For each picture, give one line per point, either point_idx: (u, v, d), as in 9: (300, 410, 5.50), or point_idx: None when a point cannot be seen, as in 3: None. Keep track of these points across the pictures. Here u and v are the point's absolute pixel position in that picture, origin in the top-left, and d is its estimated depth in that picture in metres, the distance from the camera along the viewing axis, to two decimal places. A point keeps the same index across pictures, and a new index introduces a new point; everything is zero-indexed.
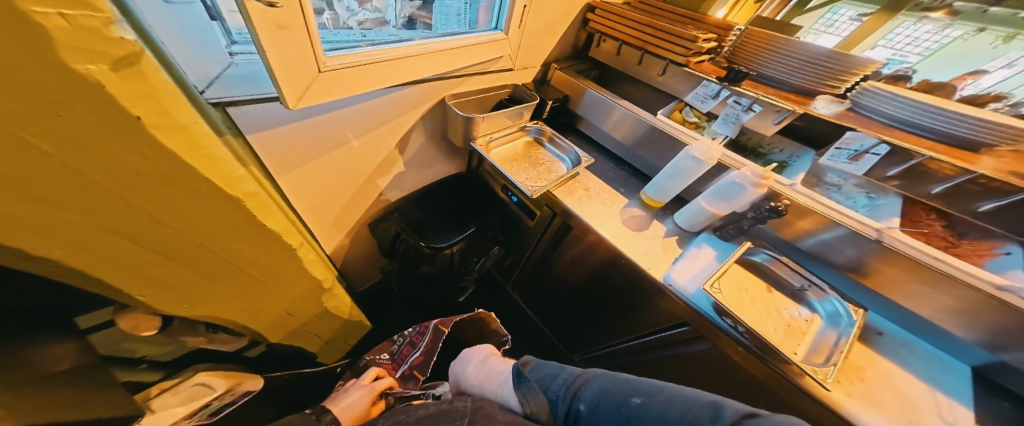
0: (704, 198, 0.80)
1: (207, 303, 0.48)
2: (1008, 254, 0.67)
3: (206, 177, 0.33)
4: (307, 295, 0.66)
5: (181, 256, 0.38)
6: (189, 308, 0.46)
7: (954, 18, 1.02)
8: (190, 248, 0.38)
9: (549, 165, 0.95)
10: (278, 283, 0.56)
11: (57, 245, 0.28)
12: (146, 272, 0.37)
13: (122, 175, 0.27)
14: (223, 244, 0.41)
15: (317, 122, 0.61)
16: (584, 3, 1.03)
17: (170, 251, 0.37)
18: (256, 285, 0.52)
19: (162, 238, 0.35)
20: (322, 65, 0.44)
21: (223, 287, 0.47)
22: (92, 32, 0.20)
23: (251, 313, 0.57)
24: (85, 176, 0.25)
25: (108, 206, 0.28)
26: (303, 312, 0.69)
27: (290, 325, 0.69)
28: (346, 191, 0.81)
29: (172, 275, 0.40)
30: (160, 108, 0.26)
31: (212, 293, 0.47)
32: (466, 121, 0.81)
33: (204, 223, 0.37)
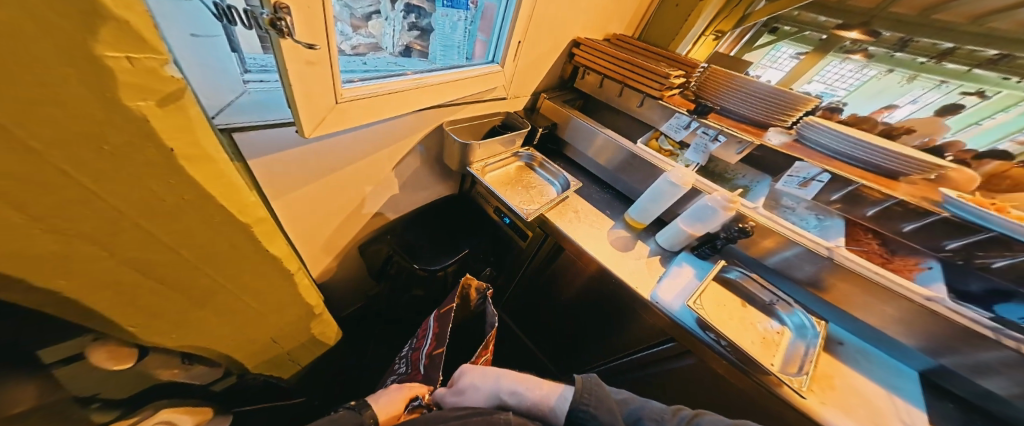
0: (682, 220, 0.87)
1: (193, 330, 0.45)
2: (930, 269, 0.79)
3: (222, 203, 0.33)
4: (296, 322, 0.62)
5: (178, 281, 0.37)
6: (174, 333, 0.44)
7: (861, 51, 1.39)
8: (191, 273, 0.37)
9: (540, 189, 0.99)
10: (271, 310, 0.54)
11: (58, 269, 0.27)
12: (142, 298, 0.36)
13: (145, 201, 0.28)
14: (224, 269, 0.40)
15: (319, 148, 0.61)
16: (570, 40, 1.12)
17: (171, 276, 0.36)
18: (247, 312, 0.50)
19: (166, 262, 0.34)
20: (340, 97, 0.45)
21: (214, 315, 0.45)
22: (150, 72, 0.22)
23: (237, 340, 0.54)
24: (111, 203, 0.26)
25: (123, 230, 0.29)
26: (290, 339, 0.66)
27: (274, 352, 0.65)
28: (338, 214, 0.80)
29: (165, 299, 0.38)
30: (193, 139, 0.28)
31: (201, 320, 0.45)
32: (463, 146, 0.84)
33: (211, 248, 0.37)
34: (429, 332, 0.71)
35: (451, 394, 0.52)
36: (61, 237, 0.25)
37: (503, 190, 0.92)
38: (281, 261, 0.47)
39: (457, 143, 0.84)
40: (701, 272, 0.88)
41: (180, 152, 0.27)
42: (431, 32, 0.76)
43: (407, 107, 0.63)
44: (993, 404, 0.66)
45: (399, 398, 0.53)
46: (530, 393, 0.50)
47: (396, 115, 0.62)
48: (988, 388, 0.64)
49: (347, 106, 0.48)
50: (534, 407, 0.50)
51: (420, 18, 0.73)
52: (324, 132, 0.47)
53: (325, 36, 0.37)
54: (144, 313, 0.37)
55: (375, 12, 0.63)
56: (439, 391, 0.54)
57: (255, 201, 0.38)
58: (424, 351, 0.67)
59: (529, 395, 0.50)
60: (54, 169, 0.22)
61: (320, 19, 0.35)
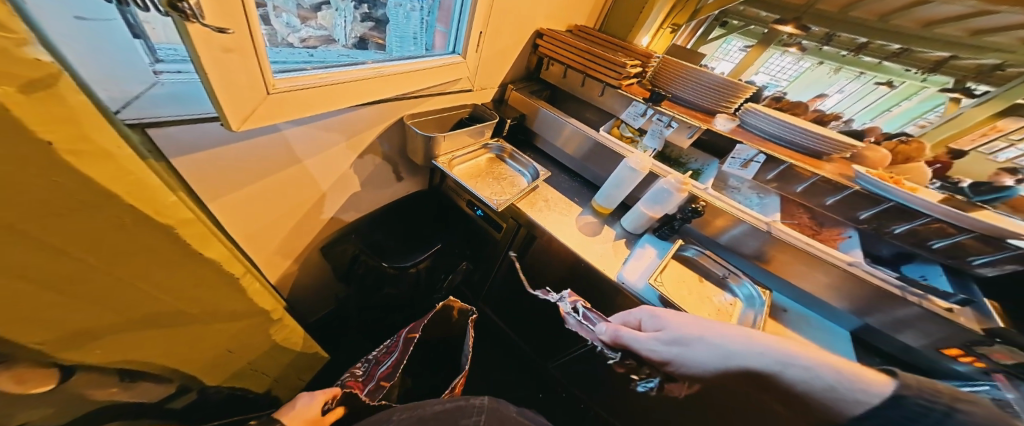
0: (643, 204, 0.91)
1: (119, 351, 0.40)
2: (850, 237, 0.91)
3: (133, 204, 0.29)
4: (252, 330, 0.57)
5: (89, 298, 0.32)
6: (93, 358, 0.38)
7: (805, 52, 1.83)
8: (103, 285, 0.32)
9: (510, 181, 0.99)
10: (218, 317, 0.48)
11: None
12: (51, 320, 0.30)
13: (32, 212, 0.23)
14: (147, 279, 0.36)
15: (258, 143, 0.56)
16: (533, 30, 1.11)
17: (83, 292, 0.31)
18: (184, 326, 0.45)
19: (63, 283, 0.29)
20: (272, 87, 0.41)
21: (143, 326, 0.40)
22: (5, 55, 0.18)
23: (180, 353, 0.48)
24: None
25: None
26: (249, 348, 0.60)
27: (232, 363, 0.59)
28: (291, 215, 0.74)
29: (73, 323, 0.32)
30: (78, 131, 0.23)
31: (128, 336, 0.39)
32: (427, 140, 0.81)
33: (126, 256, 0.32)
34: (395, 349, 0.65)
35: (654, 341, 0.51)
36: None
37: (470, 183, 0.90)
38: (221, 267, 0.42)
39: (420, 137, 0.81)
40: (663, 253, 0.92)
41: (71, 151, 0.23)
42: (387, 23, 0.72)
43: (360, 101, 0.59)
44: (908, 355, 0.78)
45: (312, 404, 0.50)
46: (829, 369, 0.36)
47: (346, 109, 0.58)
48: (905, 342, 0.75)
49: (284, 98, 0.44)
50: (805, 398, 0.37)
51: (374, 8, 0.68)
52: (258, 127, 0.43)
53: (242, 19, 0.33)
54: (61, 335, 0.32)
55: (325, 2, 0.57)
56: (627, 335, 0.55)
57: (177, 200, 0.33)
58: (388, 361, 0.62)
59: (810, 365, 0.37)
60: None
61: (235, 2, 0.31)
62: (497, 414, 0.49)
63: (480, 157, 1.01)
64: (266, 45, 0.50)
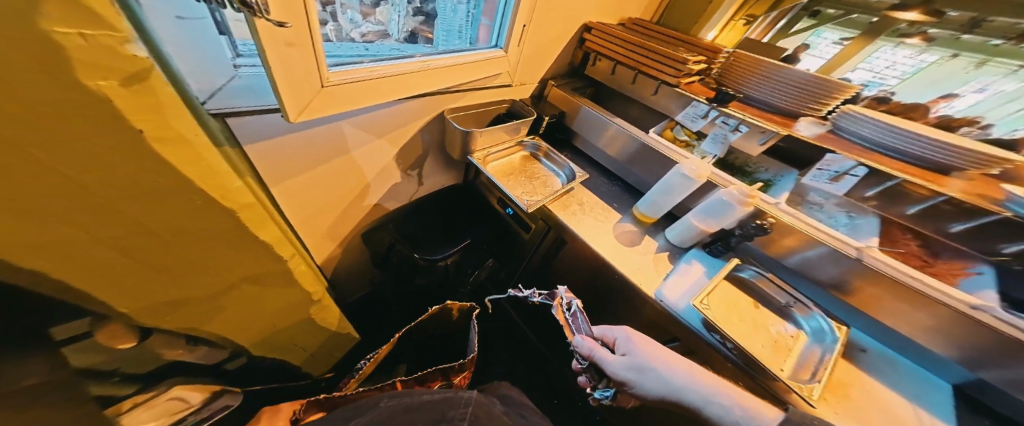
0: (693, 215, 0.82)
1: (185, 322, 0.45)
2: (980, 274, 0.70)
3: (203, 187, 0.32)
4: (296, 309, 0.62)
5: (164, 269, 0.37)
6: (165, 324, 0.43)
7: (930, 43, 1.06)
8: (173, 258, 0.36)
9: (544, 180, 0.96)
10: (267, 295, 0.53)
11: (50, 262, 0.27)
12: (132, 283, 0.35)
13: (122, 186, 0.27)
14: (209, 256, 0.40)
15: (315, 133, 0.61)
16: (581, 24, 1.06)
17: (157, 262, 0.35)
18: (239, 302, 0.49)
19: (150, 253, 0.34)
20: (326, 80, 0.45)
21: (208, 299, 0.45)
22: (110, 51, 0.21)
23: (236, 326, 0.54)
24: (83, 183, 0.25)
25: (88, 218, 0.27)
26: (291, 327, 0.65)
27: (277, 338, 0.65)
28: (339, 201, 0.80)
29: (148, 289, 0.37)
30: (164, 121, 0.26)
31: (194, 308, 0.44)
32: (463, 134, 0.82)
33: (198, 234, 0.36)
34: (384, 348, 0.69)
35: (616, 363, 0.62)
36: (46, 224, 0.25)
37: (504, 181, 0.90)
38: (274, 248, 0.46)
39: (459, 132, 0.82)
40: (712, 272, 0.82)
41: (160, 137, 0.27)
42: (435, 17, 0.73)
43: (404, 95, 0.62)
44: None
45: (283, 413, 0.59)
46: (736, 407, 0.53)
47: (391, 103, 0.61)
48: None
49: (336, 90, 0.47)
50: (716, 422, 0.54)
51: (425, 2, 0.70)
52: (314, 117, 0.47)
53: (302, 14, 0.35)
54: (140, 299, 0.37)
55: None
56: (597, 354, 0.63)
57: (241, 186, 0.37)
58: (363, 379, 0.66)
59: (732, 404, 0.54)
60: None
61: None
62: (484, 407, 0.53)
63: (516, 155, 1.00)
64: (329, 40, 0.55)
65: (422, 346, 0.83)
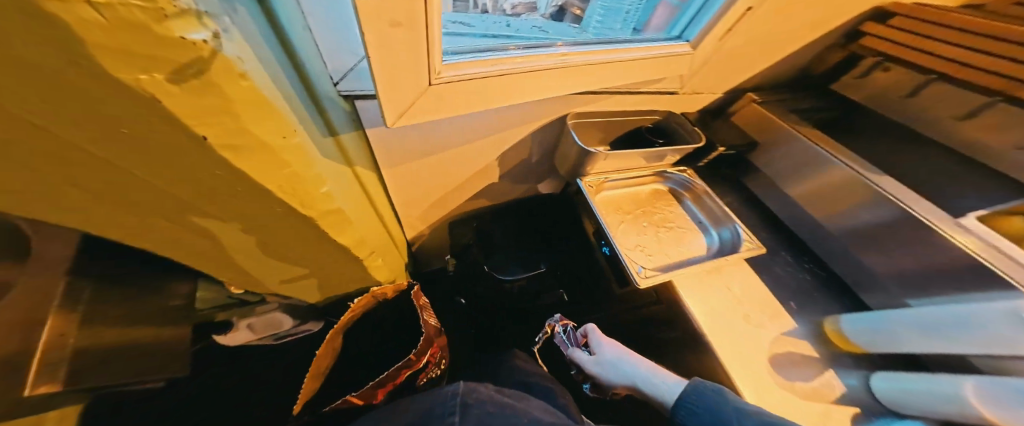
0: (981, 388, 0.38)
1: (243, 280, 0.47)
2: None
3: (283, 198, 0.29)
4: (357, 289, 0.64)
5: (231, 242, 0.37)
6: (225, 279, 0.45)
7: None
8: (232, 235, 0.35)
9: (672, 234, 0.67)
10: (330, 276, 0.54)
11: (55, 210, 0.24)
12: (194, 245, 0.35)
13: (195, 180, 0.24)
14: (276, 244, 0.39)
15: (426, 126, 0.56)
16: (876, 5, 0.65)
17: (213, 235, 0.34)
18: (298, 277, 0.50)
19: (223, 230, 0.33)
20: (436, 77, 0.36)
21: (274, 270, 0.46)
22: (135, 30, 0.14)
23: (302, 292, 0.57)
24: (128, 168, 0.22)
25: (144, 193, 0.25)
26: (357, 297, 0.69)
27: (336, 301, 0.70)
28: (441, 192, 0.78)
29: (203, 252, 0.37)
30: (236, 125, 0.22)
31: (256, 275, 0.46)
32: (584, 155, 0.62)
33: (280, 227, 0.35)
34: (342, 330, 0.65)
35: (590, 363, 0.67)
36: (111, 192, 0.24)
37: (614, 218, 0.66)
38: (351, 249, 0.46)
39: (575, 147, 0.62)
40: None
41: (234, 145, 0.22)
42: None
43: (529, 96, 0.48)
44: None
45: None
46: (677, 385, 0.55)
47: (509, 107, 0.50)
48: None
49: (446, 89, 0.38)
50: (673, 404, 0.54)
51: None
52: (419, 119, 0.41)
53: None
54: (196, 257, 0.37)
55: None
56: (576, 353, 0.71)
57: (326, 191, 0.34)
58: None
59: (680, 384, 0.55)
60: (64, 138, 0.17)
61: None
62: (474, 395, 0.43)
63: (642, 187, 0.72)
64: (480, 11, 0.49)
65: (387, 330, 0.77)
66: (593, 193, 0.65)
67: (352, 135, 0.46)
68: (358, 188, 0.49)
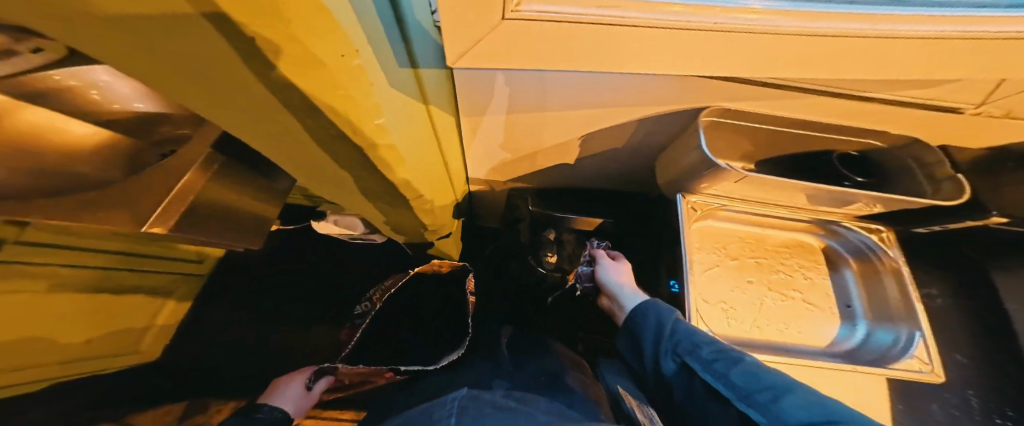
0: None
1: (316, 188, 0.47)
2: None
3: (340, 118, 0.26)
4: (406, 226, 0.64)
5: (298, 154, 0.34)
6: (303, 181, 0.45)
7: None
8: (298, 147, 0.32)
9: (787, 306, 0.46)
10: (386, 209, 0.54)
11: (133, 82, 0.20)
12: (269, 147, 0.32)
13: (255, 87, 0.19)
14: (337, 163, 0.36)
15: (517, 84, 0.40)
16: None
17: (282, 143, 0.31)
18: (357, 202, 0.50)
19: (282, 145, 0.31)
20: (512, 10, 0.22)
21: (337, 189, 0.45)
22: None
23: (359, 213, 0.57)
24: (166, 59, 0.16)
25: (201, 88, 0.20)
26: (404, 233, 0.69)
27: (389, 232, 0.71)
28: (522, 166, 0.68)
29: (273, 154, 0.35)
30: (290, 38, 0.14)
31: (324, 188, 0.46)
32: (697, 167, 0.39)
33: (341, 147, 0.33)
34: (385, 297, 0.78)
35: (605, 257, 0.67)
36: (151, 81, 0.19)
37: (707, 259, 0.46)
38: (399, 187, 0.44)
39: (694, 156, 0.38)
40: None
41: (281, 60, 0.16)
42: None
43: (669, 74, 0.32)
44: None
45: (294, 393, 0.70)
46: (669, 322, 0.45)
47: (631, 80, 0.35)
48: None
49: (532, 27, 0.24)
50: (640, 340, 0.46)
51: None
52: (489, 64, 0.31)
53: None
54: (277, 158, 0.36)
55: None
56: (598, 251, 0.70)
57: (382, 124, 0.30)
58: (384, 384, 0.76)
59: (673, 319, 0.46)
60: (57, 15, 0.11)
61: None
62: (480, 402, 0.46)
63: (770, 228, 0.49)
64: None
65: (440, 302, 0.84)
66: (691, 220, 0.44)
67: (438, 78, 0.40)
68: (427, 132, 0.45)
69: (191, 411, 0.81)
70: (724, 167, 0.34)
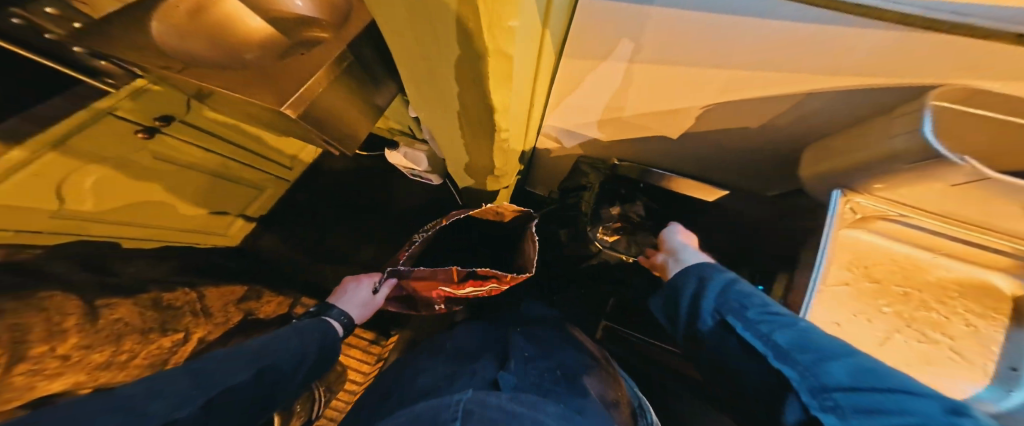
0: None
1: (416, 93, 0.41)
2: None
3: (482, 16, 0.18)
4: (480, 163, 0.60)
5: (420, 39, 0.27)
6: (405, 78, 0.39)
7: None
8: (423, 30, 0.25)
9: (924, 351, 0.38)
10: (471, 136, 0.48)
11: None
12: (395, 19, 0.25)
13: None
14: (451, 63, 0.30)
15: (682, 18, 0.31)
16: None
17: (412, 18, 0.24)
18: (448, 119, 0.45)
19: (397, 12, 0.24)
20: None
21: (437, 96, 0.40)
22: None
23: (441, 134, 0.53)
24: None
25: None
26: (475, 170, 0.65)
27: (461, 169, 0.68)
28: (621, 129, 0.62)
29: (391, 28, 0.28)
30: None
31: (425, 93, 0.41)
32: (885, 162, 0.33)
33: (463, 47, 0.25)
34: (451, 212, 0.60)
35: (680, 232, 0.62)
36: None
37: (837, 274, 0.41)
38: (495, 112, 0.38)
39: (897, 143, 0.30)
40: (812, 404, 0.27)
41: None
42: None
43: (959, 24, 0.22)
44: None
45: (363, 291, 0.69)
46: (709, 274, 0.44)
47: (820, 44, 0.30)
48: None
49: None
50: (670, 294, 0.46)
51: None
52: None
53: None
54: (393, 35, 0.29)
55: None
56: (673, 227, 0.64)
57: (514, 27, 0.20)
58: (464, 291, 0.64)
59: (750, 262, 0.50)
60: None
61: None
62: (480, 401, 0.38)
63: (934, 253, 0.41)
64: None
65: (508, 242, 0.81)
66: (844, 223, 0.42)
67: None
68: (533, 56, 0.35)
69: (248, 296, 0.90)
70: (959, 161, 0.26)
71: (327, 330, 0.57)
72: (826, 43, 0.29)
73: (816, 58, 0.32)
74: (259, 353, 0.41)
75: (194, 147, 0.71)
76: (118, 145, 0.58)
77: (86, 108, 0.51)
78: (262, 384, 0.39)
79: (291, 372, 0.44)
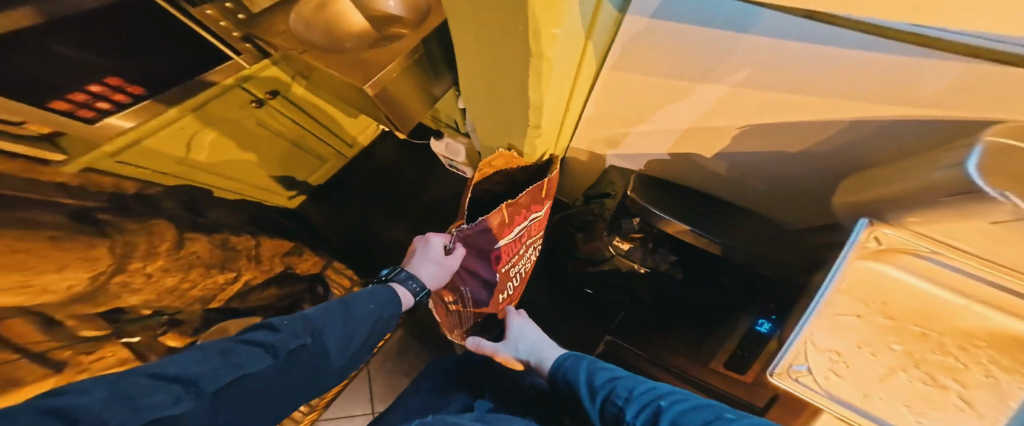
0: None
1: (471, 92, 0.48)
2: None
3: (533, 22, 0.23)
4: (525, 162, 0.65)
5: (483, 43, 0.33)
6: (463, 80, 0.45)
7: None
8: (489, 34, 0.31)
9: (928, 393, 0.39)
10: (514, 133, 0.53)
11: None
12: (467, 26, 0.32)
13: None
14: (505, 65, 0.35)
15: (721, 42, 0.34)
16: None
17: (481, 23, 0.30)
18: (498, 116, 0.50)
19: (470, 20, 0.30)
20: None
21: (490, 96, 0.46)
22: None
23: (487, 132, 0.58)
24: None
25: None
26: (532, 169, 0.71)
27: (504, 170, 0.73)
28: (657, 144, 0.64)
29: (461, 36, 0.34)
30: None
31: (479, 93, 0.47)
32: (925, 192, 0.34)
33: (514, 50, 0.30)
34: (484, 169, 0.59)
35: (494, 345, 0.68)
36: None
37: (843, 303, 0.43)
38: (535, 110, 0.42)
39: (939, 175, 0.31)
40: None
41: None
42: None
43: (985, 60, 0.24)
44: None
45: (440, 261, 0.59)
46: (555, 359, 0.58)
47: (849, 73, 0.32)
48: None
49: None
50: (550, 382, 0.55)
51: None
52: None
53: None
54: (461, 41, 0.36)
55: None
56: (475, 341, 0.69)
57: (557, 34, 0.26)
58: (526, 239, 0.66)
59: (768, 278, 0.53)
60: None
61: None
62: None
63: (968, 298, 0.40)
64: None
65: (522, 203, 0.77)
66: (862, 252, 0.42)
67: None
68: (574, 64, 0.38)
69: (293, 252, 0.99)
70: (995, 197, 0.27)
71: (380, 297, 0.51)
72: (878, 75, 0.31)
73: (878, 94, 0.34)
74: (293, 330, 0.38)
75: (283, 117, 0.87)
76: (234, 108, 0.75)
77: (219, 84, 0.67)
78: (287, 372, 0.35)
79: (324, 356, 0.40)
